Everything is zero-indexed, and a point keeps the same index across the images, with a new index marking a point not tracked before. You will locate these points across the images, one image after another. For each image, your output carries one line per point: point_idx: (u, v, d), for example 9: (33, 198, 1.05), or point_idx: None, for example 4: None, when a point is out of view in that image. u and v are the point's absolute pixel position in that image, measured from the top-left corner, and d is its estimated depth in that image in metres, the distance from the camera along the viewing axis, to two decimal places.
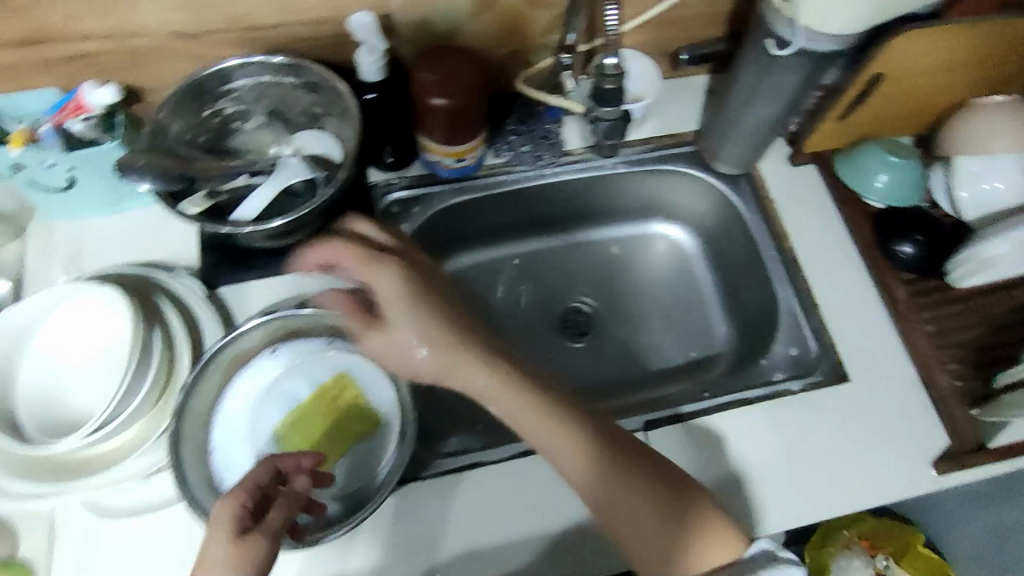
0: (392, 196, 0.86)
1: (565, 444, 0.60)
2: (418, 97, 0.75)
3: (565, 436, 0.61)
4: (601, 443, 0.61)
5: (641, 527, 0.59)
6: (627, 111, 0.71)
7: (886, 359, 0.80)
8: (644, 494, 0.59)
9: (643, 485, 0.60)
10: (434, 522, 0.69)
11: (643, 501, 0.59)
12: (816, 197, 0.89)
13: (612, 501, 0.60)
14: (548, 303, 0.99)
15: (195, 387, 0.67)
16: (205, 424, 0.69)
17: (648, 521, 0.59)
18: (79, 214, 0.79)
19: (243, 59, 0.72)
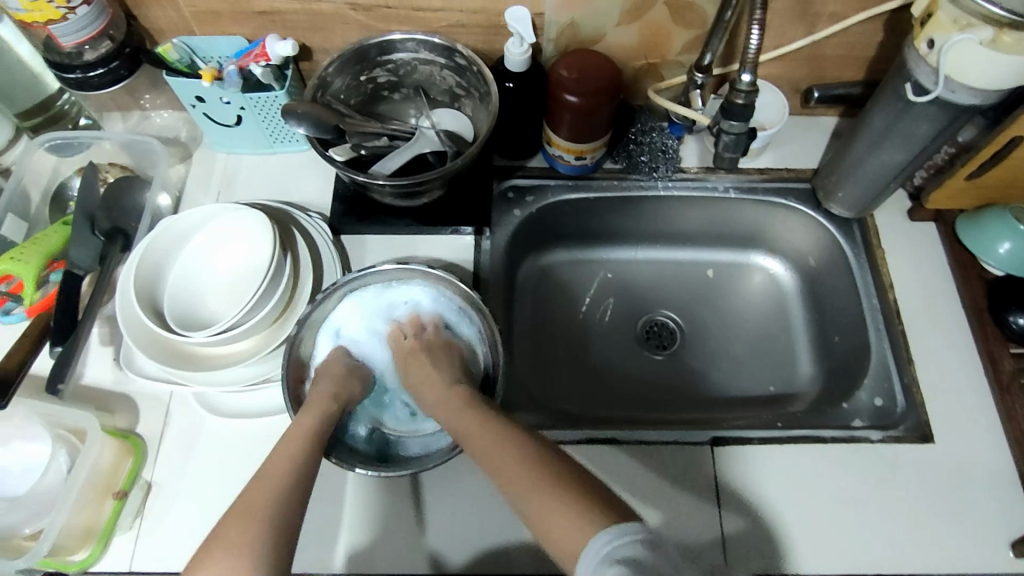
0: (510, 182, 0.92)
1: (498, 458, 0.60)
2: (554, 92, 0.80)
3: (499, 447, 0.60)
4: (532, 452, 0.59)
5: (549, 520, 0.52)
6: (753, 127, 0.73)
7: (978, 428, 0.78)
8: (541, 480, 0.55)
9: (553, 480, 0.55)
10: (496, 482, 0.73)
11: (550, 495, 0.54)
12: (930, 254, 0.88)
13: (523, 498, 0.56)
14: (635, 312, 1.02)
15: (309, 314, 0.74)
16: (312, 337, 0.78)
17: (553, 512, 0.53)
18: (237, 149, 0.90)
19: (406, 34, 0.80)
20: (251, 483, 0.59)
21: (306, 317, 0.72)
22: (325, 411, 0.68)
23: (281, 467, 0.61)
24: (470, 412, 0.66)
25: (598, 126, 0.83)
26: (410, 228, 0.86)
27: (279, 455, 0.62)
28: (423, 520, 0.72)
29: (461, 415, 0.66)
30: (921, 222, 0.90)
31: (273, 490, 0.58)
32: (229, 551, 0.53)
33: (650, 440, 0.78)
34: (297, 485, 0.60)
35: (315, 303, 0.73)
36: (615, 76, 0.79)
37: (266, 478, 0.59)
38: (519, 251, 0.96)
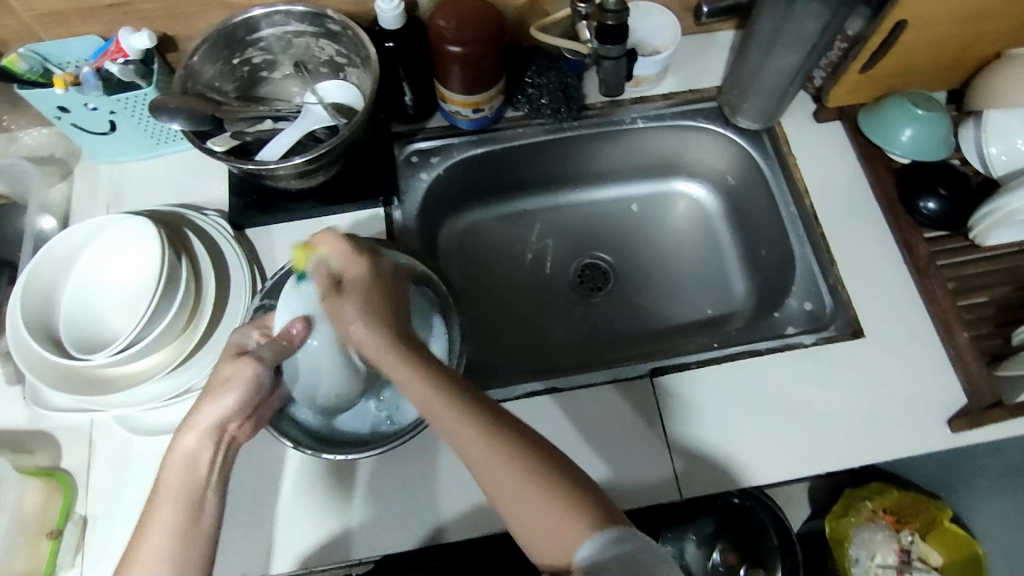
0: (413, 146, 0.88)
1: (463, 431, 0.54)
2: (435, 45, 0.77)
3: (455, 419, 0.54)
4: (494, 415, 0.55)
5: (508, 489, 0.52)
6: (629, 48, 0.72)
7: (904, 316, 0.79)
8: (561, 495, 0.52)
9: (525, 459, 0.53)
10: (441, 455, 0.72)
11: (520, 467, 0.53)
12: (840, 153, 0.88)
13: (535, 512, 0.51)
14: (566, 258, 1.01)
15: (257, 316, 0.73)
16: None
17: (530, 508, 0.51)
18: (119, 157, 0.85)
19: (268, 8, 0.75)
20: (147, 508, 0.54)
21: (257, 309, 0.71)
22: (215, 424, 0.57)
23: (174, 490, 0.54)
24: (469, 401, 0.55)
25: (487, 74, 0.81)
26: (315, 210, 0.83)
27: (176, 472, 0.55)
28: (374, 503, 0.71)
29: (389, 357, 0.57)
30: (827, 122, 0.90)
31: (175, 522, 0.53)
32: None
33: (592, 382, 0.78)
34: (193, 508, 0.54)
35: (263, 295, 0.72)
36: (495, 20, 0.77)
37: (161, 504, 0.54)
38: (436, 216, 0.94)
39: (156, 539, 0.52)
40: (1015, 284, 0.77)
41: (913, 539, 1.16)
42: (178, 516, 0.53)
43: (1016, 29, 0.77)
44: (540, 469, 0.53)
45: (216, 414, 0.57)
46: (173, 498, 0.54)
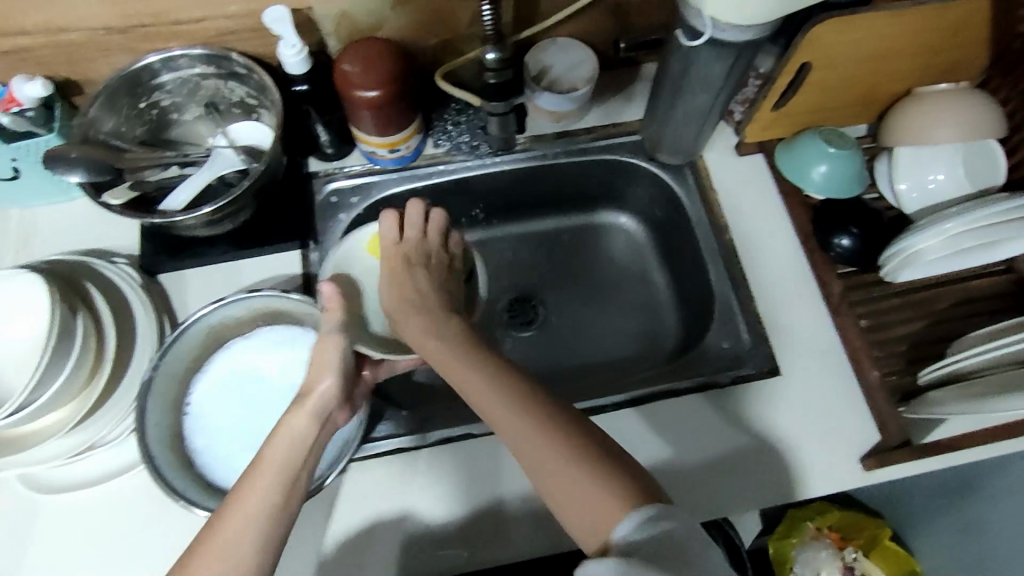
0: (331, 185, 0.87)
1: (521, 428, 0.55)
2: (345, 90, 0.76)
3: (514, 413, 0.56)
4: (532, 406, 0.57)
5: (550, 483, 0.53)
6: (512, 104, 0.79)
7: (816, 353, 0.80)
8: (591, 476, 0.51)
9: (556, 443, 0.54)
10: (352, 507, 0.72)
11: (556, 460, 0.53)
12: (759, 187, 0.88)
13: (567, 501, 0.52)
14: (497, 292, 1.00)
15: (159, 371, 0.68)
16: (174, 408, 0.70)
17: (574, 493, 0.51)
18: (26, 201, 0.83)
19: (166, 54, 0.73)
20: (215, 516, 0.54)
21: (154, 369, 0.66)
22: (299, 432, 0.61)
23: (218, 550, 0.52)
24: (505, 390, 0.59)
25: (401, 116, 0.80)
26: (229, 255, 0.81)
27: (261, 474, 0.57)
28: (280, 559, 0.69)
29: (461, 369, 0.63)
30: (747, 155, 0.90)
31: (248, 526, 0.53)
32: None
33: None
34: (279, 513, 0.55)
35: (162, 352, 0.67)
36: (400, 59, 0.76)
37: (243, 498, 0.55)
38: None
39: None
40: (926, 320, 0.78)
41: (856, 557, 1.15)
42: (247, 532, 0.53)
43: (920, 69, 0.79)
44: (594, 459, 0.53)
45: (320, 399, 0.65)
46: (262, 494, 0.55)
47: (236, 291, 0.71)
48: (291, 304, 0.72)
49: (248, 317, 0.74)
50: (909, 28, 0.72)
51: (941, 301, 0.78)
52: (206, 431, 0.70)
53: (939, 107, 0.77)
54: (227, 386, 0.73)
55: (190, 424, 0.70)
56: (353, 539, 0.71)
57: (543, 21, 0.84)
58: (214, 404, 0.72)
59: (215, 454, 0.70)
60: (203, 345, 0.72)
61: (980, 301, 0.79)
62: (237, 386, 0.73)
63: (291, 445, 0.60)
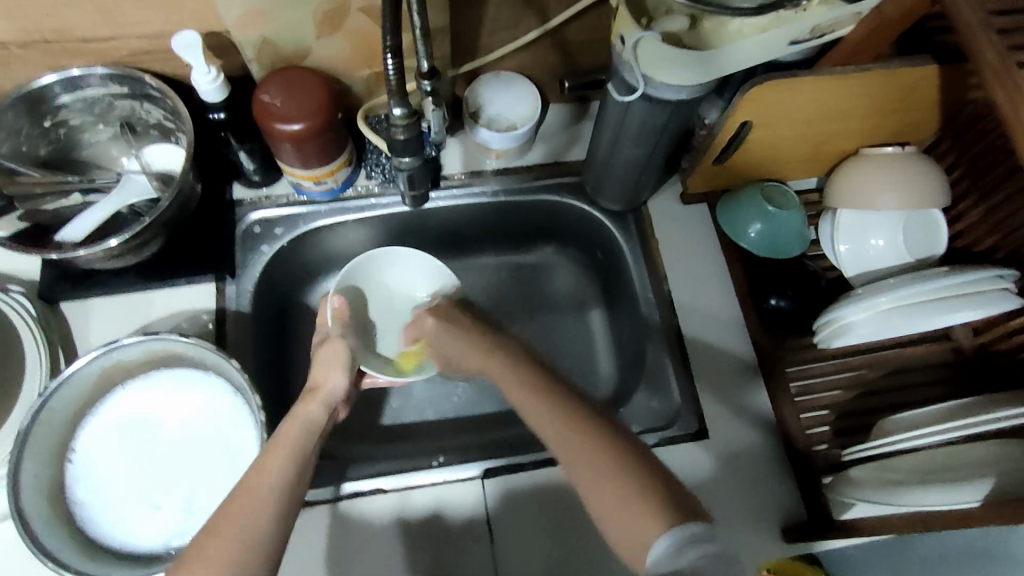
0: (254, 215, 0.82)
1: (571, 441, 0.55)
2: (263, 122, 0.71)
3: (554, 423, 0.58)
4: (573, 411, 0.58)
5: (587, 488, 0.53)
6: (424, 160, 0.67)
7: (746, 418, 0.77)
8: (630, 486, 0.51)
9: (599, 446, 0.54)
10: None
11: (599, 462, 0.53)
12: (701, 238, 0.86)
13: (599, 504, 0.52)
14: None
15: (42, 415, 0.63)
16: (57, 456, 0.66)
17: (612, 505, 0.51)
18: None
19: (68, 73, 0.68)
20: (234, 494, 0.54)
21: (36, 412, 0.62)
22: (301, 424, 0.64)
23: (241, 507, 0.52)
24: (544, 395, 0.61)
25: (325, 150, 0.76)
26: (137, 286, 0.77)
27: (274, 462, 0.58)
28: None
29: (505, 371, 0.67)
30: (692, 204, 0.87)
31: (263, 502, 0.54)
32: (211, 551, 0.49)
33: (416, 486, 0.72)
34: (293, 485, 0.56)
35: (44, 396, 0.63)
36: (326, 92, 0.72)
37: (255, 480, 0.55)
38: (283, 290, 0.87)
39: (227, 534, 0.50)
40: (857, 391, 0.76)
41: None
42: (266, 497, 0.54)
43: (870, 129, 0.76)
44: (624, 464, 0.52)
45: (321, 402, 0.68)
46: (275, 478, 0.56)
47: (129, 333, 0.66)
48: (190, 346, 0.68)
49: (146, 359, 0.69)
50: (853, 92, 0.69)
51: (874, 372, 0.76)
52: (91, 479, 0.67)
53: (882, 172, 0.75)
54: (121, 433, 0.69)
55: (74, 471, 0.67)
56: None
57: (485, 55, 0.80)
58: (104, 452, 0.68)
59: (96, 504, 0.66)
60: (95, 387, 0.68)
61: (911, 372, 0.77)
62: (131, 434, 0.69)
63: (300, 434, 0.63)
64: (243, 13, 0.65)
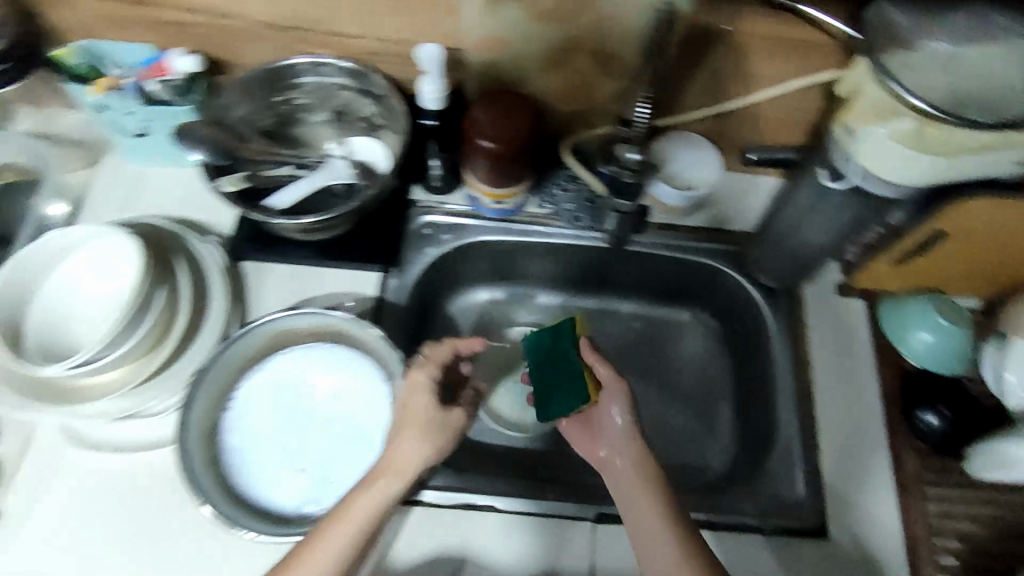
0: (426, 218, 0.87)
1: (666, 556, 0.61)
2: (467, 134, 0.76)
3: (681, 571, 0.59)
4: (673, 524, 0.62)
5: None
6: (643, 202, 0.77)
7: (875, 526, 0.74)
8: None
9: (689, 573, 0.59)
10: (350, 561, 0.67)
11: None
12: (853, 333, 0.84)
13: None
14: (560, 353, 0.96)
15: (221, 356, 0.69)
16: (218, 399, 0.70)
17: None
18: (144, 158, 0.86)
19: (315, 60, 0.76)
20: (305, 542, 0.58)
21: (213, 357, 0.69)
22: (401, 467, 0.62)
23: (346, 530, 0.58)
24: (647, 494, 0.65)
25: (515, 172, 0.80)
26: (313, 260, 0.82)
27: (355, 508, 0.59)
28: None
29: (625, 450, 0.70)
30: (849, 297, 0.86)
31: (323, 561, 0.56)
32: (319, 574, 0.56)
33: (527, 511, 0.71)
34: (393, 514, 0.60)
35: (226, 342, 0.69)
36: (534, 119, 0.76)
37: (321, 543, 0.57)
38: (432, 292, 0.91)
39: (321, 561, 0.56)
40: (1000, 529, 0.71)
41: None
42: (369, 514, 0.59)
43: None
44: None
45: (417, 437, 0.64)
46: (342, 544, 0.57)
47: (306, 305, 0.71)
48: (354, 326, 0.72)
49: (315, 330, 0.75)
50: None
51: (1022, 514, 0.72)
52: (242, 428, 0.71)
53: None
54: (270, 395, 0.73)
55: (229, 418, 0.71)
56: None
57: (678, 113, 0.83)
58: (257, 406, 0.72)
59: (243, 454, 0.70)
60: (264, 344, 0.73)
61: None
62: (280, 396, 0.73)
63: (429, 430, 0.65)
64: (486, 35, 0.73)
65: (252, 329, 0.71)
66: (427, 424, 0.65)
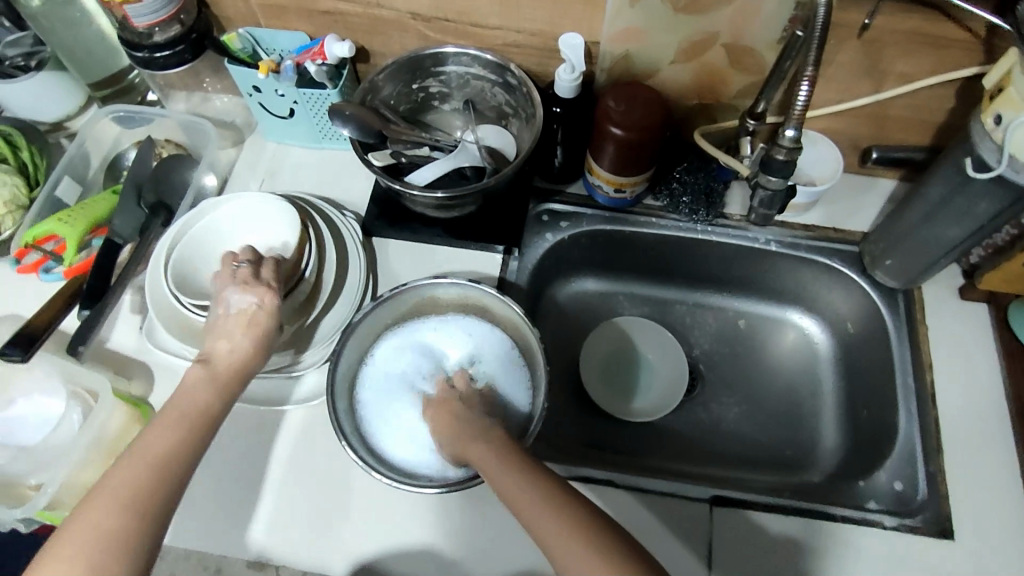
0: (547, 206, 0.90)
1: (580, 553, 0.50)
2: (599, 123, 0.78)
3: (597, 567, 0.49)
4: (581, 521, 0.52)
5: None
6: (791, 187, 0.73)
7: (1004, 531, 0.71)
8: None
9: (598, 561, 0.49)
10: (471, 527, 0.69)
11: None
12: (977, 336, 0.82)
13: None
14: (671, 346, 0.97)
15: (369, 316, 0.74)
16: (356, 360, 0.75)
17: None
18: (286, 139, 0.92)
19: (459, 49, 0.80)
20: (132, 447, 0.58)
21: (361, 317, 0.72)
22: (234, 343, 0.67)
23: (120, 488, 0.54)
24: (532, 489, 0.55)
25: (640, 162, 0.81)
26: (439, 239, 0.85)
27: (192, 393, 0.63)
28: (411, 551, 0.69)
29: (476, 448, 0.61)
30: (971, 302, 0.84)
31: (129, 487, 0.54)
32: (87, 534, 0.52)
33: (651, 489, 0.74)
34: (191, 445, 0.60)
35: (375, 304, 0.73)
36: (665, 110, 0.78)
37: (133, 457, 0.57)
38: (545, 278, 0.94)
39: (83, 528, 0.52)
40: None
41: None
42: (138, 476, 0.55)
43: None
44: None
45: (242, 317, 0.67)
46: (135, 466, 0.56)
47: (447, 276, 0.75)
48: (491, 300, 0.75)
49: (454, 300, 0.79)
50: None
51: None
52: (378, 386, 0.74)
53: None
54: (405, 360, 0.76)
55: (367, 371, 0.75)
56: (465, 549, 0.68)
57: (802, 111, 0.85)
58: (391, 368, 0.76)
59: (376, 410, 0.73)
60: (404, 308, 0.78)
61: None
62: (415, 361, 0.77)
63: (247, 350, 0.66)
64: (624, 29, 0.76)
65: (399, 294, 0.75)
66: (262, 335, 0.68)
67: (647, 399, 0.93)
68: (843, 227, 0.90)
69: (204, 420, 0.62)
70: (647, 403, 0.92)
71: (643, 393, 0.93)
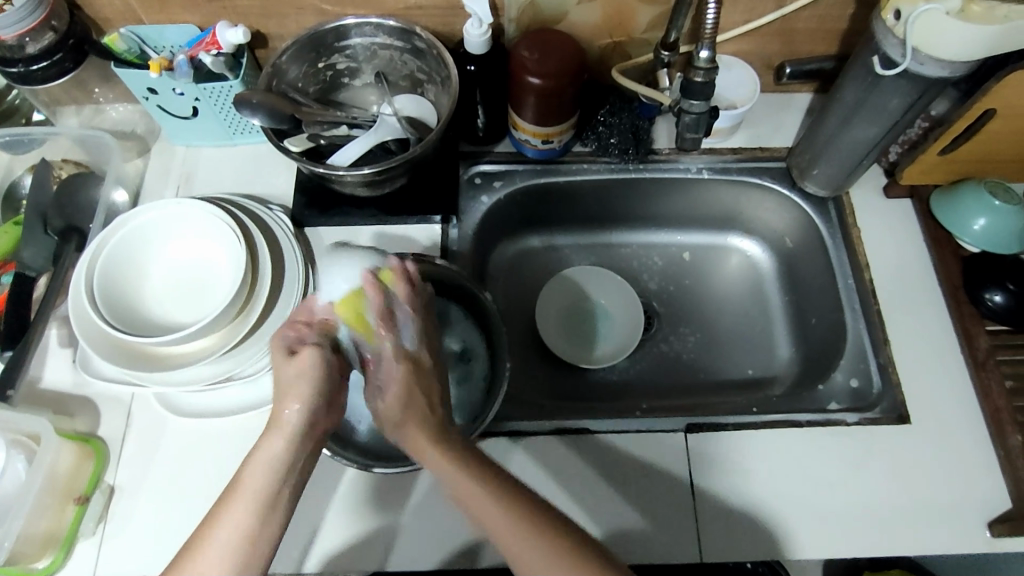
0: (478, 168, 0.89)
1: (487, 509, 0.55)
2: (515, 74, 0.77)
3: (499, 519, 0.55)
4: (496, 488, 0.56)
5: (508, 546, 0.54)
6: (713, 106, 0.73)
7: (954, 407, 0.75)
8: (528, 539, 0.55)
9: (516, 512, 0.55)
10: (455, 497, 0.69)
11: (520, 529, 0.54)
12: (905, 230, 0.86)
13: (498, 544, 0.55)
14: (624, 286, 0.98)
15: None
16: None
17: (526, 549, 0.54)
18: (194, 141, 0.87)
19: (360, 19, 0.77)
20: (222, 500, 0.55)
21: None
22: (295, 423, 0.57)
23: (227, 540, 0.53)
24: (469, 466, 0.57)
25: (563, 108, 0.80)
26: (375, 218, 0.83)
27: (254, 467, 0.55)
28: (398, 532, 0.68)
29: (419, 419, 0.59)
30: (896, 198, 0.88)
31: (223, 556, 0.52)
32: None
33: (622, 429, 0.75)
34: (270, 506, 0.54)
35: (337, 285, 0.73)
36: (579, 54, 0.76)
37: (223, 518, 0.53)
38: (488, 240, 0.93)
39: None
40: None
41: None
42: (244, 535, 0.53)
43: None
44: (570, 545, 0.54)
45: (301, 415, 0.57)
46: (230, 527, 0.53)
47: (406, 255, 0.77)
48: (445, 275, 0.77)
49: None
50: None
51: None
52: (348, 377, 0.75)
53: None
54: None
55: None
56: (451, 520, 0.68)
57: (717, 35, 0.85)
58: None
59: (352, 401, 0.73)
60: None
61: None
62: None
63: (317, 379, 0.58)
64: None
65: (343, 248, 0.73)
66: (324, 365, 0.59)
67: (605, 348, 0.94)
68: (768, 146, 0.91)
69: (280, 480, 0.55)
70: (608, 348, 0.94)
71: (601, 343, 0.94)
